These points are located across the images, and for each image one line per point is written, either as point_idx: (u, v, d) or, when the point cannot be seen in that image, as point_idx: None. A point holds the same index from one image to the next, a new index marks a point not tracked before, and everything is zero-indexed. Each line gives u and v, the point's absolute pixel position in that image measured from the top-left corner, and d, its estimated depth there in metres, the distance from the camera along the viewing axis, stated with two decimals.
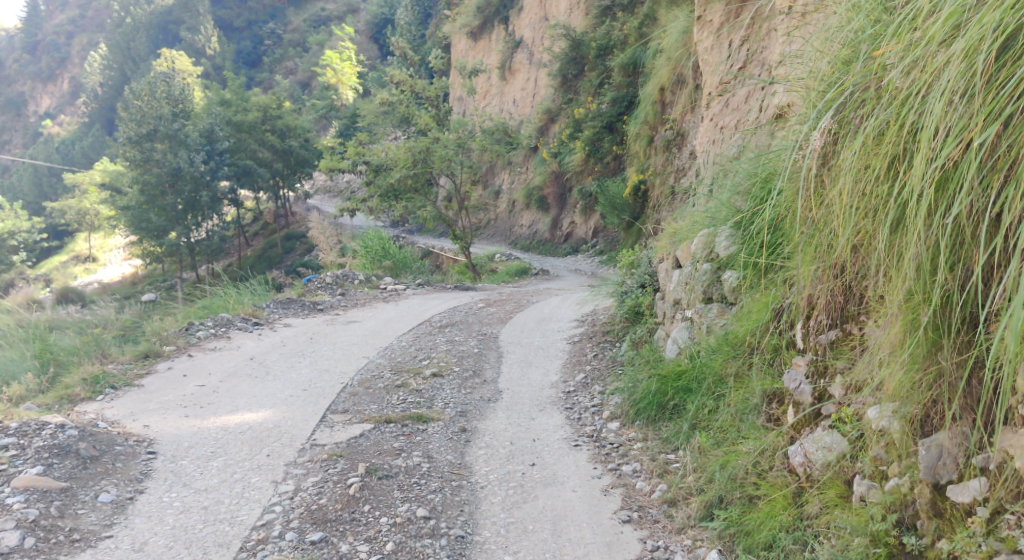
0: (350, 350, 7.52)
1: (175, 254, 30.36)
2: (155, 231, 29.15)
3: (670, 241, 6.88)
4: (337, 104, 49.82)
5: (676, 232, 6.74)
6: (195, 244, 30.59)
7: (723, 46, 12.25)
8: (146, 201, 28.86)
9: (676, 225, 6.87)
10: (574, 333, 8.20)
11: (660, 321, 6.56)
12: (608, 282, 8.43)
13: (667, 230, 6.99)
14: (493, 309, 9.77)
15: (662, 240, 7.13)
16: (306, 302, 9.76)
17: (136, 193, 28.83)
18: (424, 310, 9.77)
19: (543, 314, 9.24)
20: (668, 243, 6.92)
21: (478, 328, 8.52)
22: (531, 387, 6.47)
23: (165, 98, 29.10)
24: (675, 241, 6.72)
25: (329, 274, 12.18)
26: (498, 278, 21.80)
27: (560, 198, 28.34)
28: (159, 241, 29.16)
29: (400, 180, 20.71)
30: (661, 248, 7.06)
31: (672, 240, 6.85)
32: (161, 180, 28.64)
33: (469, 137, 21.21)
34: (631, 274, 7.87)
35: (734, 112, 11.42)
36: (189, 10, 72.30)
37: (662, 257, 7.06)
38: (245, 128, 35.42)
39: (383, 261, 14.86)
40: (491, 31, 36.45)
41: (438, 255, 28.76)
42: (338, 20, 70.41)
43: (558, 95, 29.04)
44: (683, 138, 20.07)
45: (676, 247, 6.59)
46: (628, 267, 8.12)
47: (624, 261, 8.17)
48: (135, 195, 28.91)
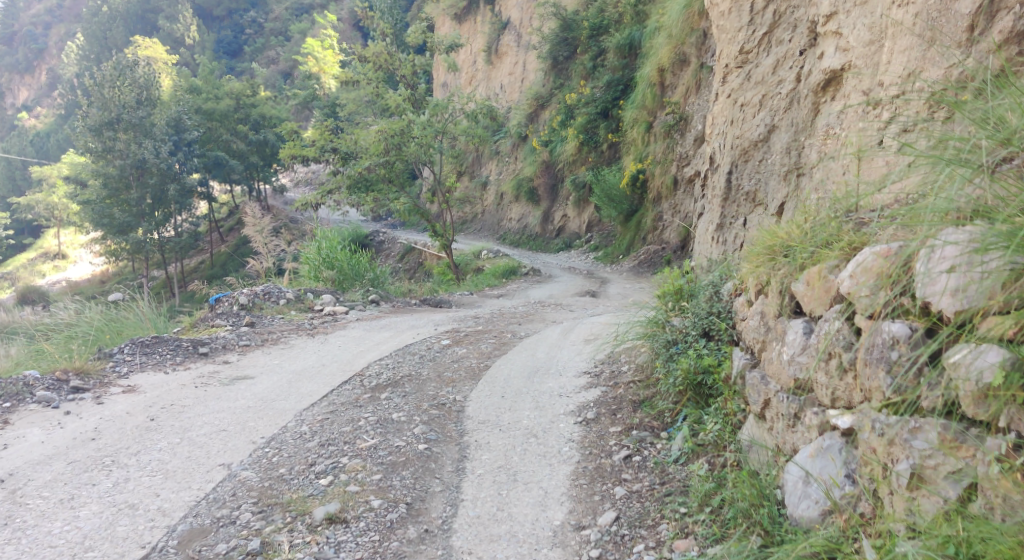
0: (204, 448, 4.37)
1: (141, 253, 27.09)
2: (117, 227, 25.90)
3: (766, 257, 3.67)
4: (317, 95, 46.14)
5: (781, 242, 3.57)
6: (164, 242, 27.26)
7: None
8: (108, 195, 25.57)
9: (779, 226, 3.72)
10: (588, 402, 5.11)
11: (758, 415, 3.46)
12: (639, 321, 5.31)
13: (761, 241, 3.79)
14: (463, 350, 6.59)
15: (749, 258, 3.97)
16: (183, 342, 6.62)
17: (96, 186, 25.49)
18: (364, 353, 6.62)
19: (535, 360, 6.13)
20: (764, 261, 3.73)
21: (432, 392, 5.38)
22: (514, 545, 3.35)
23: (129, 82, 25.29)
24: (778, 258, 3.54)
25: (246, 289, 9.00)
26: (484, 279, 18.65)
27: (551, 190, 24.84)
28: (123, 238, 25.87)
29: (372, 169, 17.47)
30: (750, 272, 3.91)
31: (766, 253, 3.65)
32: (123, 172, 25.17)
33: (450, 121, 17.97)
34: (687, 307, 4.66)
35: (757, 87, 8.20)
36: None
37: (750, 287, 3.91)
38: (217, 117, 32.00)
39: (330, 270, 11.58)
40: (476, 11, 33.28)
41: (421, 253, 25.57)
42: (322, 8, 66.38)
43: (549, 79, 26.03)
44: (686, 122, 17.55)
45: (789, 274, 3.43)
46: (674, 297, 4.96)
47: (669, 287, 4.97)
48: (96, 189, 25.62)
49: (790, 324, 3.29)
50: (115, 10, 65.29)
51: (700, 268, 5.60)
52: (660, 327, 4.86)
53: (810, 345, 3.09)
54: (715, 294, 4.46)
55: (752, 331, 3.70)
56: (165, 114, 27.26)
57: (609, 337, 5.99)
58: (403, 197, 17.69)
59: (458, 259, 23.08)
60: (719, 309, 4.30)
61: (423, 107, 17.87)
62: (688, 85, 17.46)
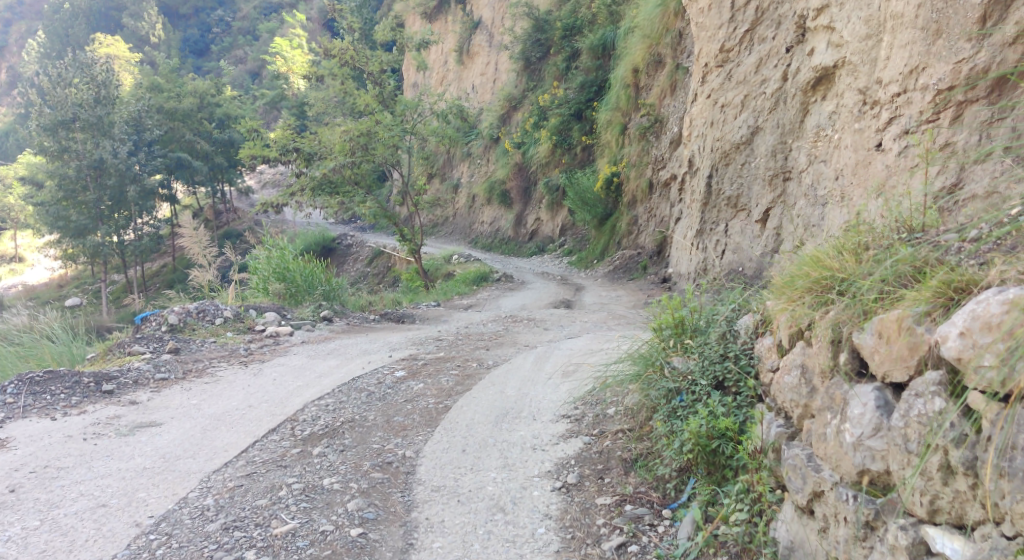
0: (69, 536, 3.38)
1: (100, 257, 25.60)
2: (74, 230, 24.37)
3: (812, 296, 2.76)
4: (285, 95, 44.50)
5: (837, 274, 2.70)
6: (125, 246, 25.78)
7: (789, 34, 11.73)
8: (64, 197, 24.02)
9: (825, 252, 2.88)
10: (569, 459, 4.17)
11: (802, 505, 2.61)
12: (631, 358, 4.37)
13: (802, 270, 2.87)
14: (419, 386, 5.56)
15: (778, 289, 3.04)
16: (85, 376, 5.58)
17: (51, 187, 23.96)
18: (301, 390, 5.58)
19: (506, 399, 5.16)
20: (803, 296, 2.81)
21: (376, 447, 4.41)
22: None
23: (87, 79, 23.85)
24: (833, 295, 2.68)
25: (177, 307, 8.00)
26: (453, 286, 17.64)
27: (524, 193, 23.84)
28: (79, 242, 24.38)
29: (336, 170, 16.32)
30: (783, 306, 2.94)
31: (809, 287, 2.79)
32: (80, 173, 23.67)
33: (419, 121, 16.93)
34: (692, 346, 3.71)
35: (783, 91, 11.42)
36: None
37: (781, 325, 2.97)
38: (179, 116, 30.32)
39: (280, 282, 10.49)
40: (447, 11, 32.30)
41: (390, 257, 24.45)
42: (292, 8, 64.42)
43: (521, 80, 25.17)
44: (662, 125, 16.86)
45: (849, 320, 2.54)
46: (675, 333, 4.03)
47: (670, 317, 4.02)
48: (51, 190, 24.08)
49: (856, 392, 2.46)
50: (77, 7, 63.00)
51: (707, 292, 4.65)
52: (659, 370, 3.94)
53: (894, 431, 2.28)
54: (730, 332, 3.56)
55: (789, 392, 2.81)
56: (125, 113, 25.82)
57: (593, 373, 5.05)
58: (370, 200, 16.63)
59: (428, 264, 22.06)
60: (736, 352, 3.40)
61: (391, 107, 16.70)
62: (663, 87, 16.88)
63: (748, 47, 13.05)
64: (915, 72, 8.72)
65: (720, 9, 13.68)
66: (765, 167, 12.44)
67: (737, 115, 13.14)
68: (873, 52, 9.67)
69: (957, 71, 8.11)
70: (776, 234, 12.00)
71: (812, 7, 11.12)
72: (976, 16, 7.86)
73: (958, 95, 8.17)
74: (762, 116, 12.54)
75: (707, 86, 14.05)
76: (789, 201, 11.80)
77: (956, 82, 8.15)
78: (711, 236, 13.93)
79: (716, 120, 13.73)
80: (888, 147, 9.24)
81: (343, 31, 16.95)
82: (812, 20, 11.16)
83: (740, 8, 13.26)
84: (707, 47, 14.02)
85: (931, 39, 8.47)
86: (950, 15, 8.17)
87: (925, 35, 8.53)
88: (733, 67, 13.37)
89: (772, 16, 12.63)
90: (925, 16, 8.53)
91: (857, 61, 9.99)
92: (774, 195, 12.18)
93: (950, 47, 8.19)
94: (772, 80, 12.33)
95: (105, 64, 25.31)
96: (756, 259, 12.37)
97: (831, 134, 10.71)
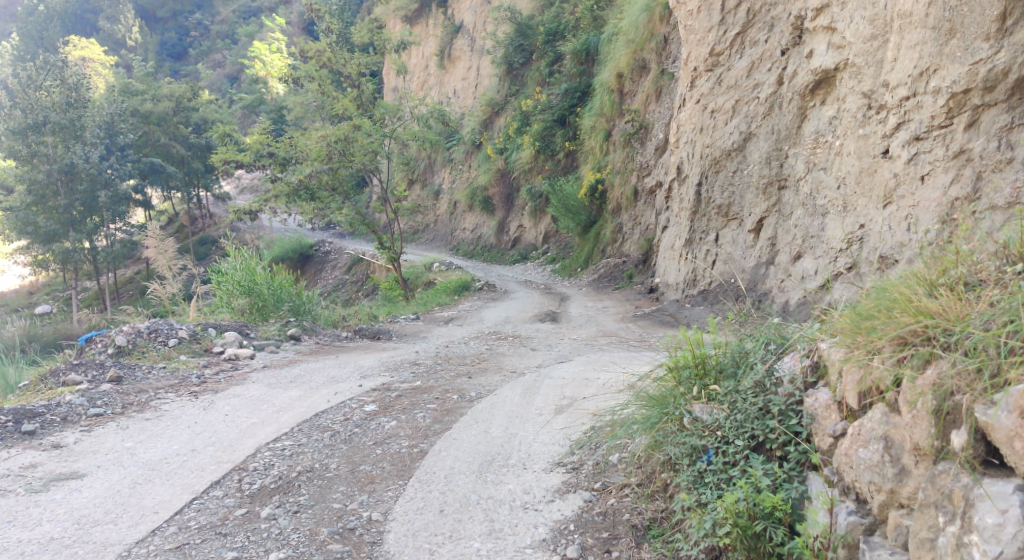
0: None
1: (71, 264, 24.49)
2: (43, 236, 23.26)
3: (916, 359, 2.71)
4: (263, 99, 43.41)
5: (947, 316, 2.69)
6: (98, 253, 24.73)
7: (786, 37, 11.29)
8: (34, 202, 22.94)
9: (916, 291, 2.86)
10: (567, 525, 3.50)
11: None
12: (642, 403, 3.76)
13: (892, 331, 2.81)
14: (391, 425, 4.85)
15: (849, 339, 3.00)
16: (2, 415, 4.82)
17: (21, 192, 22.89)
18: (253, 430, 4.84)
19: (493, 444, 4.45)
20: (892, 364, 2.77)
21: (338, 508, 3.73)
22: None
23: (59, 80, 22.86)
24: (937, 348, 2.66)
25: (128, 326, 7.31)
26: (433, 296, 16.91)
27: (507, 199, 23.17)
28: (48, 248, 23.25)
29: (313, 176, 15.47)
30: (857, 358, 2.91)
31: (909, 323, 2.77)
32: (51, 178, 22.59)
33: (399, 126, 16.22)
34: (718, 393, 3.44)
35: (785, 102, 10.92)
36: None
37: (854, 386, 2.93)
38: (154, 119, 29.27)
39: (245, 296, 9.70)
40: (428, 14, 31.57)
41: (369, 265, 23.66)
42: (271, 12, 62.91)
43: (504, 85, 24.55)
44: (647, 131, 16.35)
45: (966, 397, 2.51)
46: (694, 375, 3.61)
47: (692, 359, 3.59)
48: (20, 195, 22.99)
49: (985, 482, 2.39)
50: (51, 9, 61.41)
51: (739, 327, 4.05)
52: (677, 422, 3.49)
53: None
54: (773, 377, 3.35)
55: (869, 473, 2.75)
56: (99, 117, 24.84)
57: (597, 415, 4.36)
58: (347, 207, 15.90)
59: (408, 272, 21.32)
60: (780, 409, 3.20)
61: (370, 112, 15.98)
62: (648, 93, 16.40)
63: (739, 51, 12.52)
64: (926, 74, 8.25)
65: (710, 11, 13.14)
66: (758, 175, 11.82)
67: (728, 121, 12.57)
68: (878, 53, 9.13)
69: (974, 72, 7.67)
70: (770, 244, 11.42)
71: (810, 7, 10.59)
72: (997, 14, 7.42)
73: (974, 98, 7.73)
74: (755, 122, 11.94)
75: (697, 90, 13.46)
76: (785, 210, 11.24)
77: (972, 85, 7.72)
78: (701, 246, 13.27)
79: (706, 125, 13.15)
80: (896, 154, 8.74)
81: (321, 32, 16.07)
82: (810, 21, 10.63)
83: (730, 11, 12.76)
84: (696, 51, 13.45)
85: (944, 38, 7.98)
86: (965, 12, 7.72)
87: (937, 34, 8.05)
88: (723, 71, 12.81)
89: (764, 18, 12.09)
90: (937, 14, 8.04)
91: (861, 63, 9.44)
92: (768, 204, 11.61)
93: (966, 47, 7.73)
94: (766, 84, 11.77)
95: (77, 65, 24.34)
96: (749, 271, 11.75)
97: (831, 140, 10.15)
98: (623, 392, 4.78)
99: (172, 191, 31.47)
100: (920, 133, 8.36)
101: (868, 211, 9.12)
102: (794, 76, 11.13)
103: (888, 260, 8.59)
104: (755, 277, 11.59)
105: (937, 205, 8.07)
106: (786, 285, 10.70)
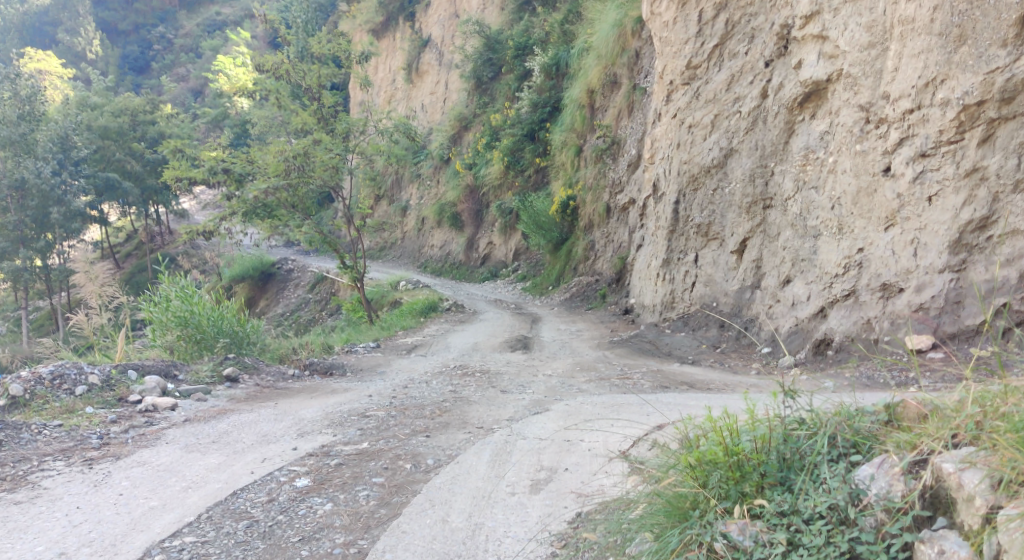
0: None
1: (20, 285, 22.88)
2: None
3: None
4: (228, 114, 41.89)
5: None
6: (49, 272, 23.17)
7: (770, 48, 10.68)
8: None
9: None
10: None
11: None
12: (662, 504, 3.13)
13: None
14: (324, 511, 3.91)
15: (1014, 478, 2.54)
16: None
17: None
18: (147, 521, 3.81)
19: (456, 538, 3.54)
20: None
21: None
22: None
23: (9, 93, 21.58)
24: None
25: (25, 372, 6.21)
26: (397, 318, 15.85)
27: (476, 216, 22.20)
28: None
29: (271, 193, 14.15)
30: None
31: None
32: None
33: (363, 139, 15.21)
34: (766, 511, 2.93)
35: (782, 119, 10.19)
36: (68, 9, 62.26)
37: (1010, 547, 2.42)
38: (112, 134, 27.79)
39: (178, 329, 8.57)
40: (395, 28, 30.64)
41: (334, 283, 22.49)
42: (236, 25, 61.06)
43: (472, 100, 23.68)
44: (620, 146, 15.61)
45: None
46: (730, 479, 3.10)
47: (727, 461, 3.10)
48: None
49: None
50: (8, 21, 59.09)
51: (778, 405, 3.41)
52: (704, 549, 2.90)
53: None
54: (855, 501, 2.81)
55: None
56: (51, 131, 23.46)
57: (600, 503, 3.61)
58: (308, 225, 14.46)
59: (372, 291, 20.24)
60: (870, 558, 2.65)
61: (331, 126, 14.66)
62: (620, 107, 15.70)
63: (718, 63, 11.80)
64: (932, 84, 7.60)
65: (687, 22, 12.42)
66: (741, 193, 10.90)
67: (707, 136, 11.76)
68: (877, 62, 8.43)
69: (989, 82, 7.11)
70: (755, 267, 10.40)
71: (798, 15, 9.82)
72: (1015, 18, 6.92)
73: (989, 111, 7.11)
74: (737, 137, 11.10)
75: (673, 105, 12.67)
76: (770, 231, 10.28)
77: (987, 96, 7.11)
78: (679, 266, 12.22)
79: (682, 141, 12.29)
80: (899, 171, 7.99)
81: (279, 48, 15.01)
82: (798, 30, 9.86)
83: (708, 21, 12.03)
84: (672, 64, 12.68)
85: (952, 46, 7.42)
86: (978, 16, 7.21)
87: (945, 40, 7.48)
88: (701, 85, 12.04)
89: (744, 29, 11.41)
90: (944, 20, 7.50)
91: (857, 73, 8.72)
92: (752, 224, 10.66)
93: (980, 55, 7.16)
94: (748, 97, 10.97)
95: (30, 78, 23.18)
96: (733, 295, 10.71)
97: (822, 155, 9.32)
98: (621, 469, 3.91)
99: (129, 208, 29.92)
100: (926, 149, 7.66)
101: (868, 233, 8.32)
102: (780, 88, 10.37)
103: (893, 288, 7.83)
104: (739, 302, 10.54)
105: (948, 228, 7.38)
106: (775, 312, 9.62)
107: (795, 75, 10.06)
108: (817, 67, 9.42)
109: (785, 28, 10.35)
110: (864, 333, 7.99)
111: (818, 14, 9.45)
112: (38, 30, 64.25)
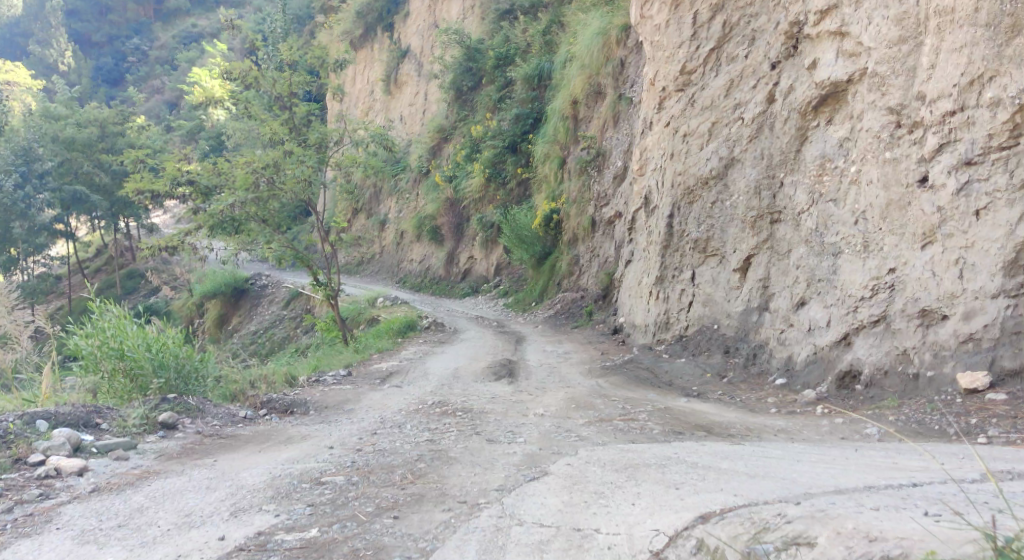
0: None
1: None
2: None
3: None
4: (203, 126, 40.45)
5: None
6: None
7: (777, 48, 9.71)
8: None
9: None
10: None
11: None
12: None
13: None
14: None
15: None
16: None
17: None
18: None
19: None
20: None
21: None
22: None
23: None
24: None
25: None
26: (370, 339, 14.68)
27: (456, 230, 21.05)
28: None
29: (239, 208, 12.76)
30: None
31: None
32: None
33: (334, 150, 14.06)
34: None
35: (791, 125, 9.19)
36: (40, 20, 60.68)
37: None
38: (77, 146, 24.84)
39: (112, 363, 7.35)
40: (374, 38, 29.56)
41: (308, 299, 21.27)
42: (212, 37, 59.34)
43: (452, 111, 22.62)
44: (606, 158, 14.62)
45: None
46: None
47: None
48: None
49: None
50: None
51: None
52: None
53: None
54: None
55: None
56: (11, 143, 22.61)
57: None
58: (278, 241, 13.24)
59: (346, 308, 19.06)
60: None
61: (304, 136, 13.41)
62: (605, 118, 14.70)
63: (714, 68, 10.84)
64: (979, 82, 6.69)
65: (680, 24, 11.48)
66: (745, 206, 9.86)
67: (704, 145, 10.76)
68: (908, 60, 7.49)
69: None
70: (762, 286, 9.36)
71: (811, 11, 8.91)
72: None
73: None
74: (739, 145, 10.10)
75: (665, 112, 11.67)
76: (779, 246, 9.24)
77: None
78: (675, 284, 11.16)
79: (677, 151, 11.28)
80: (938, 181, 7.02)
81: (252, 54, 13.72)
82: (812, 26, 8.93)
83: (704, 23, 11.07)
84: (665, 68, 11.72)
85: (1002, 38, 6.53)
86: None
87: (994, 32, 6.59)
88: (696, 91, 11.06)
89: (743, 31, 10.45)
90: (991, 9, 6.63)
91: (884, 72, 7.77)
92: (758, 240, 9.61)
93: None
94: (751, 102, 9.98)
95: None
96: (737, 317, 9.65)
97: (840, 164, 8.33)
98: None
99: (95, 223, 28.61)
100: (973, 156, 6.72)
101: (900, 251, 7.30)
102: (790, 90, 9.36)
103: (934, 314, 6.78)
104: (744, 324, 9.48)
105: (1001, 246, 6.41)
106: (788, 337, 8.56)
107: (806, 77, 9.08)
108: (834, 67, 8.47)
109: (794, 26, 9.40)
110: (900, 366, 6.94)
111: (836, 8, 8.54)
112: (11, 42, 62.75)
